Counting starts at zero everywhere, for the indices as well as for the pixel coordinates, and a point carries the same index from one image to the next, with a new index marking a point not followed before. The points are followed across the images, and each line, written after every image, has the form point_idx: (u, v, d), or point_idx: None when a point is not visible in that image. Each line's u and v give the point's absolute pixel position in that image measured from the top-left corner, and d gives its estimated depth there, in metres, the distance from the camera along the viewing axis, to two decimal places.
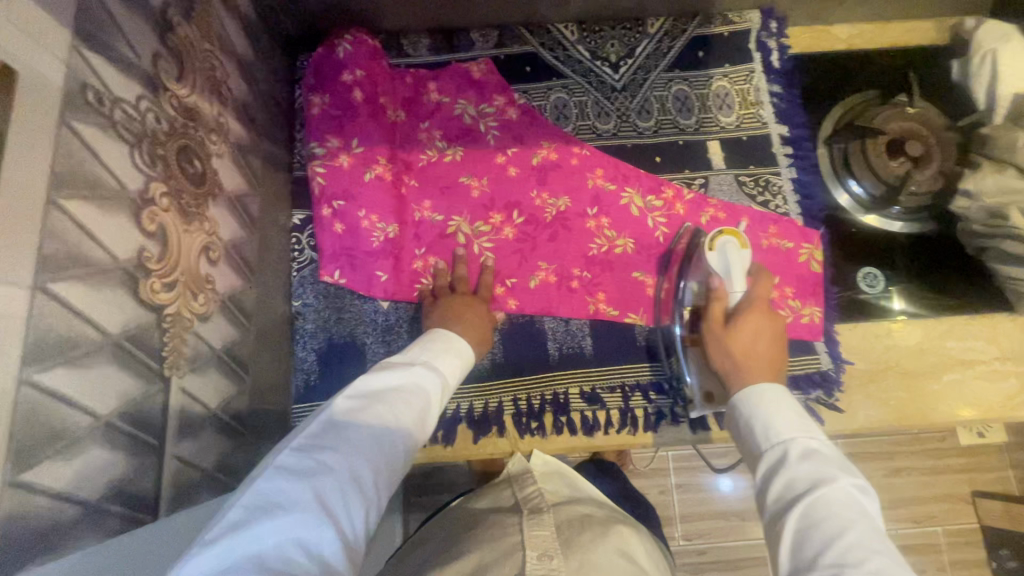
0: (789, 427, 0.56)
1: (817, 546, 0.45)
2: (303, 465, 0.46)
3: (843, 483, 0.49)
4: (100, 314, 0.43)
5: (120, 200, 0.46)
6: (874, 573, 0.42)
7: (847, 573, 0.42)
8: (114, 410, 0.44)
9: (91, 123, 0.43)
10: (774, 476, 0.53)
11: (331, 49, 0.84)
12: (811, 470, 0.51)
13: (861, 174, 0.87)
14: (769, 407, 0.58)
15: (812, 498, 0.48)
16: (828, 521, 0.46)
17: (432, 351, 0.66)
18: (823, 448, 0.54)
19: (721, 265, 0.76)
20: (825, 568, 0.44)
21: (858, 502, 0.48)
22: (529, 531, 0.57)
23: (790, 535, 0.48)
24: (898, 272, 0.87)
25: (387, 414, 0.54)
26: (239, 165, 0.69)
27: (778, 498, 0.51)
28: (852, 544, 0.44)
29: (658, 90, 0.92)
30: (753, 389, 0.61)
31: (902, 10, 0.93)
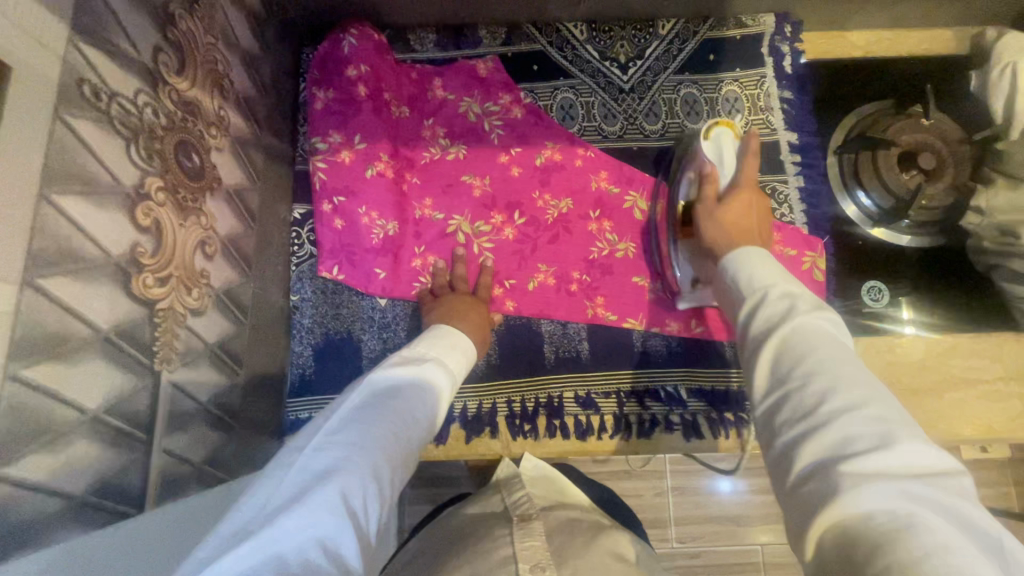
0: (768, 275, 0.53)
1: (789, 366, 0.44)
2: (325, 463, 0.46)
3: (818, 314, 0.47)
4: (90, 310, 0.43)
5: (114, 195, 0.46)
6: (841, 382, 0.41)
7: (816, 383, 0.42)
8: (102, 405, 0.45)
9: (87, 118, 0.43)
10: (753, 313, 0.51)
11: (336, 43, 0.83)
12: (786, 306, 0.49)
13: (869, 185, 0.85)
14: (748, 259, 0.56)
15: (788, 328, 0.47)
16: (801, 345, 0.45)
17: (440, 348, 0.67)
18: (801, 287, 0.52)
19: (716, 154, 0.74)
20: (793, 383, 0.43)
21: (833, 328, 0.47)
22: (521, 543, 0.55)
23: (765, 361, 0.46)
24: (903, 287, 0.86)
25: (401, 411, 0.54)
26: (239, 159, 0.69)
27: (753, 334, 0.50)
28: (823, 359, 0.43)
29: (667, 93, 0.90)
30: (738, 253, 0.58)
31: (922, 18, 0.91)
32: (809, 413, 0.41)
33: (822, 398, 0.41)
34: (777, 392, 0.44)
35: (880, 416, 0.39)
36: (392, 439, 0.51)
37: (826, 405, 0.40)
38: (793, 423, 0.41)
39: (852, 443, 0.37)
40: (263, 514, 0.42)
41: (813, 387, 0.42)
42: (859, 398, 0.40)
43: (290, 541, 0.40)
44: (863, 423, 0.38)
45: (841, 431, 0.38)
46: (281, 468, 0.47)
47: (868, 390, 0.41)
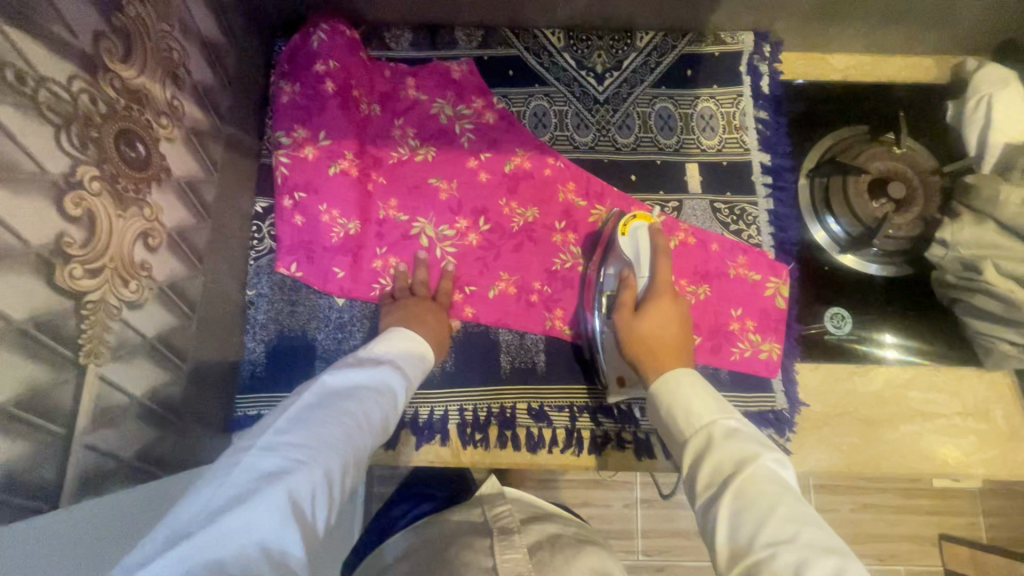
0: (709, 409, 0.53)
1: (751, 530, 0.42)
2: (272, 464, 0.45)
3: (765, 458, 0.46)
4: (3, 300, 0.42)
5: (38, 183, 0.45)
6: (807, 548, 0.40)
7: (783, 554, 0.40)
8: (14, 397, 0.44)
9: (7, 103, 0.42)
10: (701, 460, 0.49)
11: (306, 37, 0.82)
12: (735, 448, 0.48)
13: (839, 211, 0.84)
14: (687, 390, 0.55)
15: (740, 474, 0.45)
16: (758, 502, 0.43)
17: (402, 352, 0.67)
18: (743, 425, 0.51)
19: (632, 252, 0.75)
20: (762, 551, 0.41)
21: (782, 475, 0.46)
22: (502, 555, 0.56)
23: (723, 522, 0.44)
24: (867, 315, 0.84)
25: (354, 412, 0.54)
26: (194, 151, 0.68)
27: (705, 482, 0.48)
28: (784, 521, 0.42)
29: (642, 106, 0.89)
30: (672, 374, 0.58)
31: (902, 44, 0.90)
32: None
33: (795, 570, 0.38)
34: (747, 563, 0.41)
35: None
36: (344, 441, 0.50)
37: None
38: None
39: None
40: (205, 512, 0.40)
41: (782, 560, 0.39)
42: (832, 565, 0.38)
43: (230, 543, 0.38)
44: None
45: None
46: (223, 465, 0.45)
47: (840, 555, 0.39)
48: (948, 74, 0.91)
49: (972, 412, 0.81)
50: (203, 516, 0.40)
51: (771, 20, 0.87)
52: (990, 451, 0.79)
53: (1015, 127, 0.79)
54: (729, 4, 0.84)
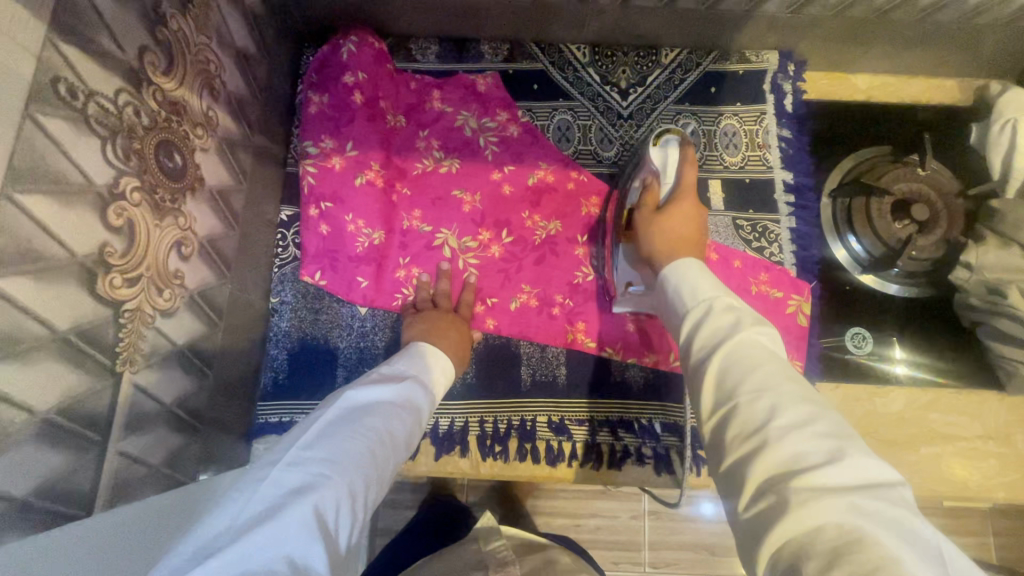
0: (711, 287, 0.54)
1: (736, 380, 0.45)
2: (299, 479, 0.45)
3: (759, 327, 0.48)
4: (48, 311, 0.43)
5: (84, 194, 0.46)
6: (786, 396, 0.42)
7: (762, 400, 0.42)
8: (55, 406, 0.44)
9: (59, 117, 0.43)
10: (699, 327, 0.51)
11: (336, 49, 0.83)
12: (731, 319, 0.50)
13: (861, 231, 0.84)
14: (693, 274, 0.56)
15: (735, 339, 0.47)
16: (746, 358, 0.46)
17: (420, 366, 0.67)
18: (744, 303, 0.52)
19: (660, 162, 0.71)
20: (741, 395, 0.44)
21: (773, 340, 0.48)
22: None
23: (711, 376, 0.47)
24: (887, 336, 0.84)
25: (377, 430, 0.54)
26: (226, 159, 0.68)
27: (698, 346, 0.50)
28: (769, 373, 0.44)
29: (665, 122, 0.90)
30: (681, 263, 0.58)
31: (926, 66, 0.90)
32: (758, 428, 0.41)
33: (770, 412, 0.42)
34: (726, 408, 0.44)
35: (828, 430, 0.40)
36: (367, 458, 0.50)
37: (775, 419, 0.41)
38: (741, 441, 0.42)
39: (804, 463, 0.38)
40: (231, 529, 0.41)
41: (761, 403, 0.42)
42: (805, 411, 0.41)
43: (260, 556, 0.39)
44: (815, 439, 0.39)
45: (790, 450, 0.39)
46: (250, 482, 0.45)
47: (812, 403, 0.42)
48: (969, 96, 0.92)
49: (993, 436, 0.80)
50: (230, 532, 0.40)
51: (796, 40, 0.87)
52: (1011, 475, 0.78)
53: None
54: (755, 24, 0.84)
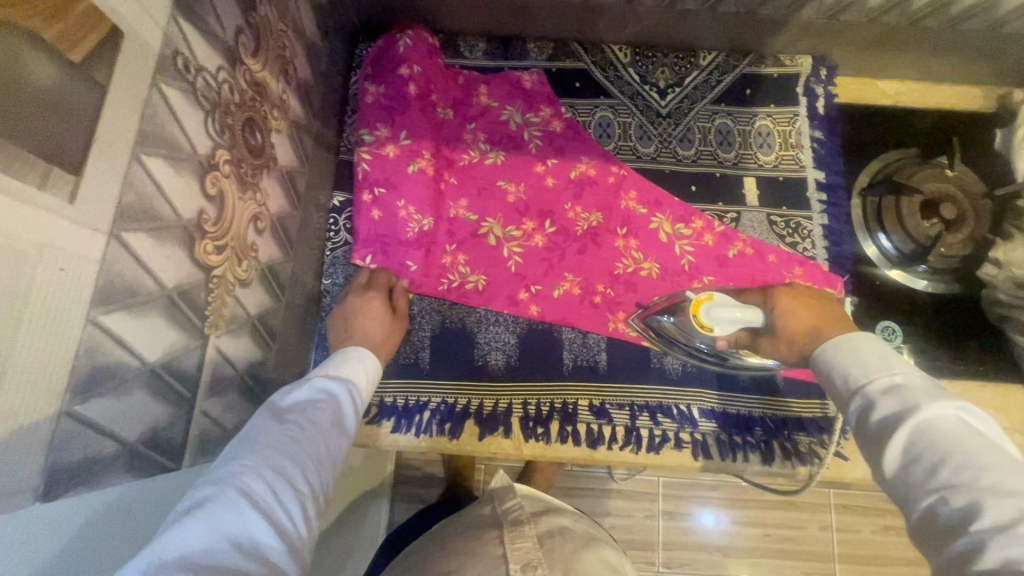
0: (876, 368, 0.54)
1: (924, 472, 0.45)
2: (221, 478, 0.45)
3: (936, 406, 0.48)
4: (159, 268, 0.46)
5: (190, 162, 0.49)
6: (984, 491, 0.41)
7: (958, 497, 0.42)
8: (160, 359, 0.47)
9: (176, 87, 0.46)
10: (866, 414, 0.52)
11: (392, 43, 0.87)
12: (901, 401, 0.50)
13: (891, 229, 0.89)
14: (853, 354, 0.57)
15: (908, 426, 0.48)
16: (929, 446, 0.46)
17: (337, 361, 0.64)
18: (912, 377, 0.52)
19: (736, 321, 0.74)
20: (937, 494, 0.44)
21: (959, 420, 0.47)
22: (512, 545, 0.67)
23: (893, 462, 0.48)
24: (915, 330, 0.87)
25: (300, 418, 0.53)
26: (294, 142, 0.72)
27: (871, 431, 0.51)
28: (961, 464, 0.44)
29: (702, 121, 0.93)
30: (830, 344, 0.60)
31: (952, 74, 0.94)
32: (961, 529, 0.41)
33: (969, 511, 0.41)
34: (922, 505, 0.44)
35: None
36: (291, 443, 0.50)
37: (975, 521, 0.40)
38: (949, 542, 0.41)
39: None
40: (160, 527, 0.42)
41: (956, 498, 0.42)
42: (1010, 506, 0.40)
43: (194, 549, 0.39)
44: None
45: (1000, 553, 0.37)
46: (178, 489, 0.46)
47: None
48: (992, 104, 0.95)
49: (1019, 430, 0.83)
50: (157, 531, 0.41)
51: (830, 45, 0.91)
52: None
53: None
54: (792, 29, 0.88)
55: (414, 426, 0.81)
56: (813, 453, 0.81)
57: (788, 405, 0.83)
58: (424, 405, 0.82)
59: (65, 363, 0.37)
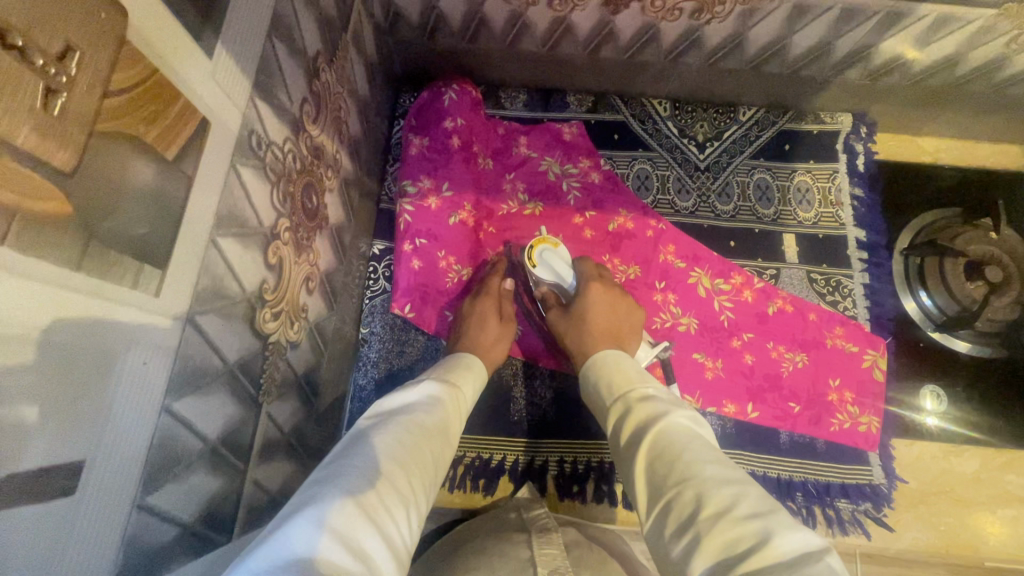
0: (630, 383, 0.59)
1: (665, 471, 0.46)
2: (333, 469, 0.43)
3: (676, 413, 0.51)
4: (224, 345, 0.45)
5: (257, 235, 0.49)
6: (708, 482, 0.43)
7: (688, 491, 0.43)
8: (219, 435, 0.46)
9: (250, 165, 0.46)
10: (624, 423, 0.54)
11: (437, 96, 0.88)
12: (651, 410, 0.53)
13: (933, 288, 0.87)
14: (614, 372, 0.61)
15: (654, 430, 0.50)
16: (669, 447, 0.48)
17: (436, 373, 0.63)
18: (658, 390, 0.57)
19: (550, 272, 0.80)
20: (672, 488, 0.44)
21: (691, 425, 0.51)
22: (540, 549, 0.57)
23: (642, 470, 0.48)
24: (960, 394, 0.86)
25: (409, 423, 0.52)
26: (343, 198, 0.72)
27: (627, 439, 0.52)
28: (692, 460, 0.45)
29: (741, 175, 0.93)
30: (597, 361, 0.65)
31: (991, 131, 0.94)
32: (691, 519, 0.41)
33: (698, 500, 0.42)
34: (661, 503, 0.45)
35: (753, 510, 0.40)
36: (400, 444, 0.48)
37: (703, 507, 0.41)
38: (680, 536, 0.41)
39: (743, 550, 0.37)
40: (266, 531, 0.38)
41: (687, 494, 0.43)
42: (727, 494, 0.41)
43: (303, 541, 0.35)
44: (745, 520, 0.39)
45: (724, 539, 0.38)
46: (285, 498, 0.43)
47: (737, 484, 0.42)
48: None
49: None
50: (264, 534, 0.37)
51: (870, 105, 0.91)
52: None
53: None
54: (834, 89, 0.89)
55: (449, 481, 0.81)
56: (854, 521, 0.80)
57: (831, 470, 0.82)
58: (457, 461, 0.81)
59: (138, 457, 0.36)
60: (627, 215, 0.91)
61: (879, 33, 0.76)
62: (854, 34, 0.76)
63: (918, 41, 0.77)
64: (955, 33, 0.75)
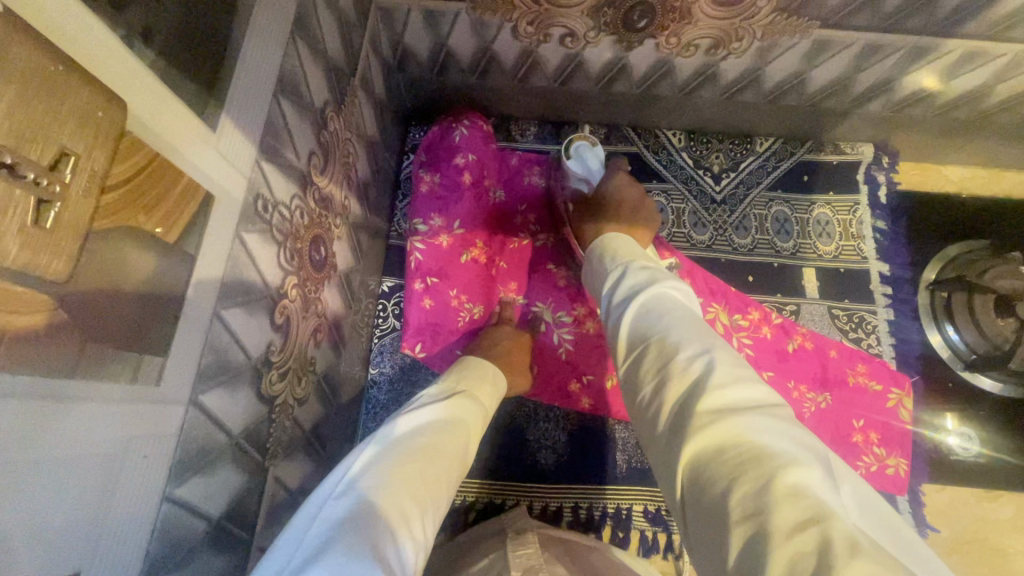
0: (628, 257, 0.59)
1: (651, 322, 0.47)
2: (352, 505, 0.40)
3: (668, 282, 0.51)
4: (229, 419, 0.44)
5: (263, 300, 0.47)
6: (688, 335, 0.43)
7: (669, 335, 0.44)
8: (224, 512, 0.45)
9: (256, 231, 0.45)
10: (615, 290, 0.54)
11: (447, 131, 0.87)
12: (644, 276, 0.53)
13: (962, 323, 0.84)
14: (615, 251, 0.61)
15: (648, 291, 0.50)
16: (660, 306, 0.48)
17: (455, 383, 0.61)
18: (658, 264, 0.57)
19: (581, 167, 0.83)
20: (655, 334, 0.45)
21: (681, 295, 0.51)
22: (513, 552, 0.56)
23: (627, 322, 0.49)
24: (992, 435, 0.82)
25: (428, 448, 0.49)
26: (352, 242, 0.71)
27: (617, 300, 0.53)
28: (678, 316, 0.46)
29: (758, 208, 0.91)
30: (600, 243, 0.65)
31: (1020, 160, 0.90)
32: (663, 366, 0.42)
33: (677, 345, 0.43)
34: (637, 350, 0.46)
35: (722, 357, 0.40)
36: (420, 477, 0.45)
37: (677, 352, 0.42)
38: (654, 374, 0.42)
39: (710, 382, 0.38)
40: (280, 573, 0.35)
41: (667, 337, 0.44)
42: (702, 340, 0.42)
43: None
44: (709, 365, 0.39)
45: (692, 371, 0.39)
46: (296, 526, 0.40)
47: (714, 338, 0.43)
48: None
49: None
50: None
51: (892, 135, 0.88)
52: None
53: None
54: (855, 120, 0.86)
55: (460, 527, 0.78)
56: None
57: None
58: (469, 506, 0.79)
59: (138, 552, 0.35)
60: None
61: (903, 67, 0.73)
62: (876, 67, 0.74)
63: (942, 75, 0.74)
64: (983, 67, 0.72)
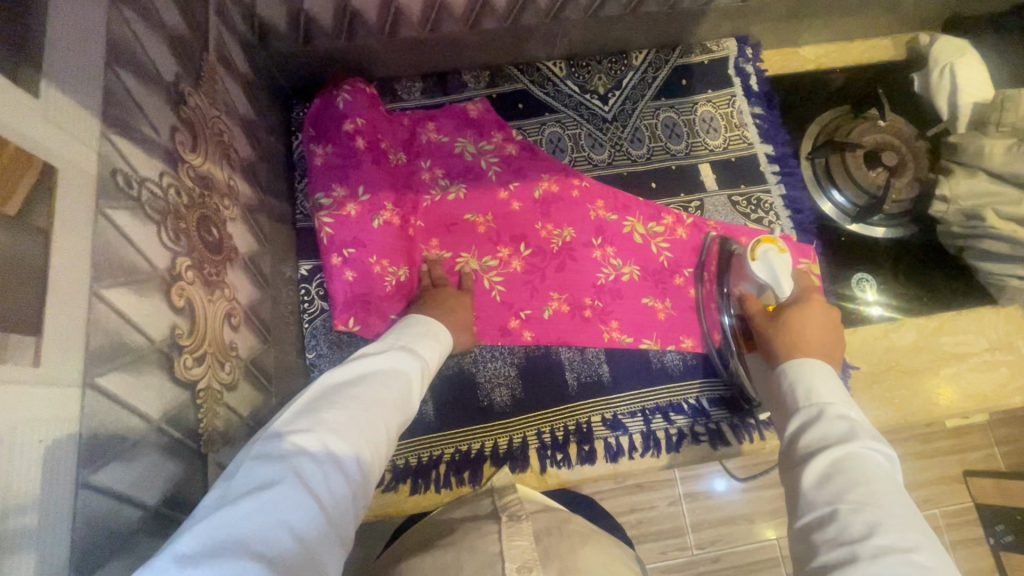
0: (832, 396, 0.54)
1: (843, 484, 0.44)
2: (283, 448, 0.41)
3: (877, 446, 0.47)
4: (142, 402, 0.42)
5: (152, 281, 0.45)
6: (893, 519, 0.41)
7: (866, 512, 0.42)
8: (159, 497, 0.43)
9: (123, 208, 0.42)
10: (810, 426, 0.51)
11: (331, 101, 0.85)
12: (845, 427, 0.49)
13: (842, 184, 0.92)
14: (817, 379, 0.56)
15: (848, 446, 0.47)
16: (862, 469, 0.45)
17: (409, 336, 0.62)
18: (860, 415, 0.52)
19: (769, 274, 0.77)
20: (845, 505, 0.43)
21: (890, 467, 0.47)
22: (509, 541, 0.55)
23: (818, 470, 0.47)
24: (884, 275, 0.92)
25: (368, 391, 0.50)
26: (250, 226, 0.69)
27: (807, 443, 0.50)
28: (880, 490, 0.43)
29: (648, 118, 0.95)
30: (796, 361, 0.60)
31: (862, 29, 0.99)
32: (850, 542, 0.41)
33: (870, 528, 0.41)
34: (820, 507, 0.44)
35: (928, 562, 0.38)
36: (357, 419, 0.46)
37: (873, 536, 0.40)
38: (833, 548, 0.41)
39: None
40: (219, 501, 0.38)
41: (863, 514, 0.42)
42: (907, 535, 0.40)
43: (243, 532, 0.35)
44: (908, 564, 0.38)
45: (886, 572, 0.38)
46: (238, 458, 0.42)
47: (923, 536, 0.40)
48: (904, 51, 1.01)
49: (998, 347, 0.86)
50: (217, 503, 0.38)
51: (748, 25, 0.95)
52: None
53: (979, 87, 0.88)
54: (714, 16, 0.92)
55: (431, 480, 0.79)
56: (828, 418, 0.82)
57: None
58: (437, 459, 0.80)
59: (63, 538, 0.34)
60: (546, 180, 0.91)
61: None
62: None
63: None
64: None
